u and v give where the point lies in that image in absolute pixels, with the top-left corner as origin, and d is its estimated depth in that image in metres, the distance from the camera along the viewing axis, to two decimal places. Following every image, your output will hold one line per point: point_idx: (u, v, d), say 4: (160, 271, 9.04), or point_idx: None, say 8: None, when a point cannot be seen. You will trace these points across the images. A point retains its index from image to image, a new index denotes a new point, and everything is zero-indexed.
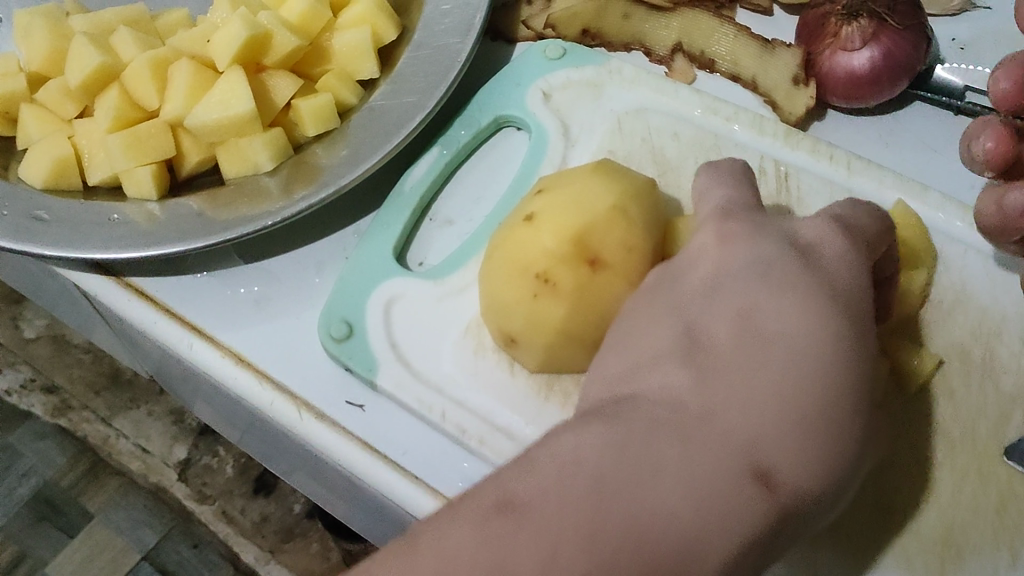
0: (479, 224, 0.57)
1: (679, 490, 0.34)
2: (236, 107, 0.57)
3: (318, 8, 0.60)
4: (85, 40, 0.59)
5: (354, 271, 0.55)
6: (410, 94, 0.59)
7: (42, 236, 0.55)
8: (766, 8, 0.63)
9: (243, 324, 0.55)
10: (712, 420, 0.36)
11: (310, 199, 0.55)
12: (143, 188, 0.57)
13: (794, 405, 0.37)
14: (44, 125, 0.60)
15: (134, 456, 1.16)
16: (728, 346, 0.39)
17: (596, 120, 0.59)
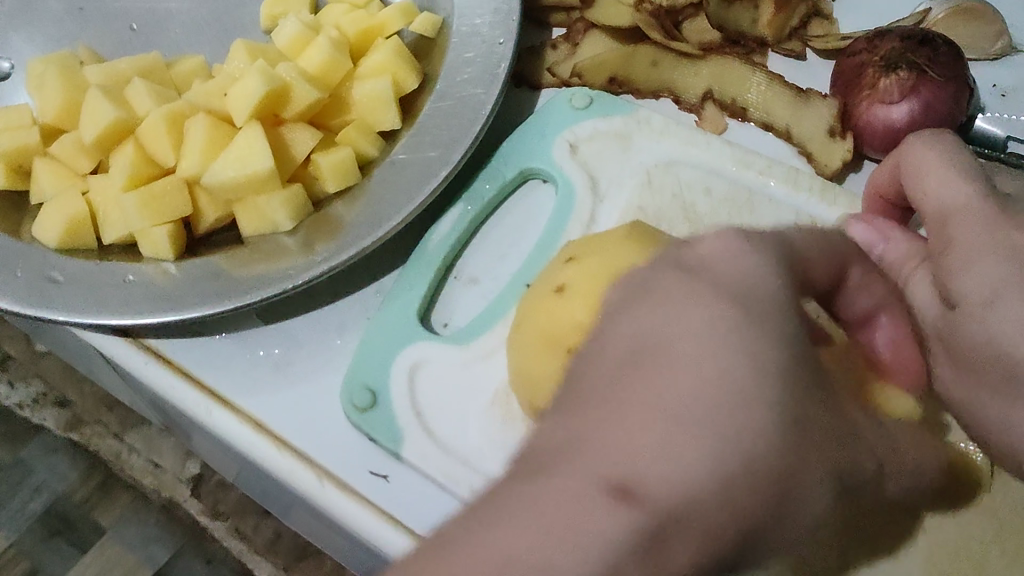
0: (506, 284, 0.56)
1: (531, 532, 0.26)
2: (254, 164, 0.55)
3: (337, 59, 0.58)
4: (100, 95, 0.58)
5: (379, 334, 0.54)
6: (433, 147, 0.57)
7: (57, 301, 0.53)
8: (800, 53, 0.62)
9: (264, 389, 0.54)
10: (569, 450, 0.28)
11: (332, 260, 0.53)
12: (159, 248, 0.56)
13: (675, 412, 0.28)
14: (57, 181, 0.59)
15: (146, 473, 1.11)
16: (599, 367, 0.31)
17: (624, 174, 0.58)
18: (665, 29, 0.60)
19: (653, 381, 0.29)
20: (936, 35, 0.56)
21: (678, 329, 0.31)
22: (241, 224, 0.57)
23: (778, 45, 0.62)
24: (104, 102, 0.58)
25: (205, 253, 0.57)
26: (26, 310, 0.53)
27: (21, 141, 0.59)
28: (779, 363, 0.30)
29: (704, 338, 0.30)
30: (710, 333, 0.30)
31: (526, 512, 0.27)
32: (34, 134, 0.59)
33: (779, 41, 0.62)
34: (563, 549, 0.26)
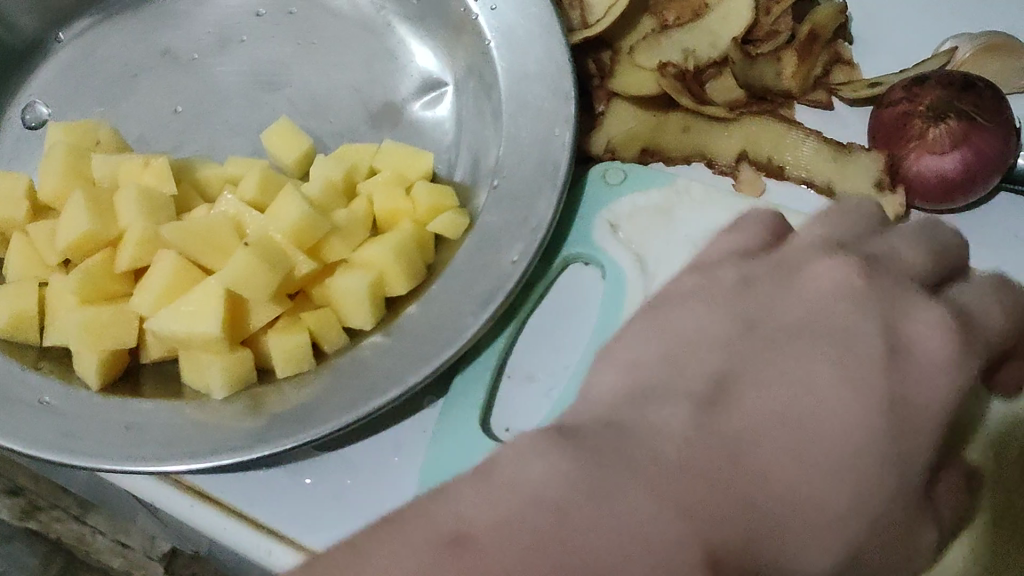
0: (566, 381, 0.53)
1: (651, 498, 0.30)
2: (201, 328, 0.50)
3: (314, 220, 0.53)
4: (81, 200, 0.54)
5: (440, 452, 0.51)
6: (497, 249, 0.53)
7: (55, 437, 0.49)
8: (828, 103, 0.60)
9: (326, 525, 0.50)
10: (744, 455, 0.33)
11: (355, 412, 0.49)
12: (86, 374, 0.52)
13: (815, 450, 0.33)
14: (27, 263, 0.56)
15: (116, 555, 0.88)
16: (773, 453, 0.33)
17: (672, 249, 0.55)
18: (693, 92, 0.59)
19: (673, 498, 0.31)
20: (978, 78, 0.54)
21: (815, 332, 0.38)
22: (183, 372, 0.54)
23: (803, 97, 0.60)
24: (99, 210, 0.54)
25: (140, 392, 0.53)
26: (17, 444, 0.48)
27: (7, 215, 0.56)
28: (889, 481, 0.34)
29: (840, 420, 0.34)
30: (856, 425, 0.34)
31: (592, 530, 0.29)
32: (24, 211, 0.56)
33: (804, 93, 0.60)
34: (641, 549, 0.29)
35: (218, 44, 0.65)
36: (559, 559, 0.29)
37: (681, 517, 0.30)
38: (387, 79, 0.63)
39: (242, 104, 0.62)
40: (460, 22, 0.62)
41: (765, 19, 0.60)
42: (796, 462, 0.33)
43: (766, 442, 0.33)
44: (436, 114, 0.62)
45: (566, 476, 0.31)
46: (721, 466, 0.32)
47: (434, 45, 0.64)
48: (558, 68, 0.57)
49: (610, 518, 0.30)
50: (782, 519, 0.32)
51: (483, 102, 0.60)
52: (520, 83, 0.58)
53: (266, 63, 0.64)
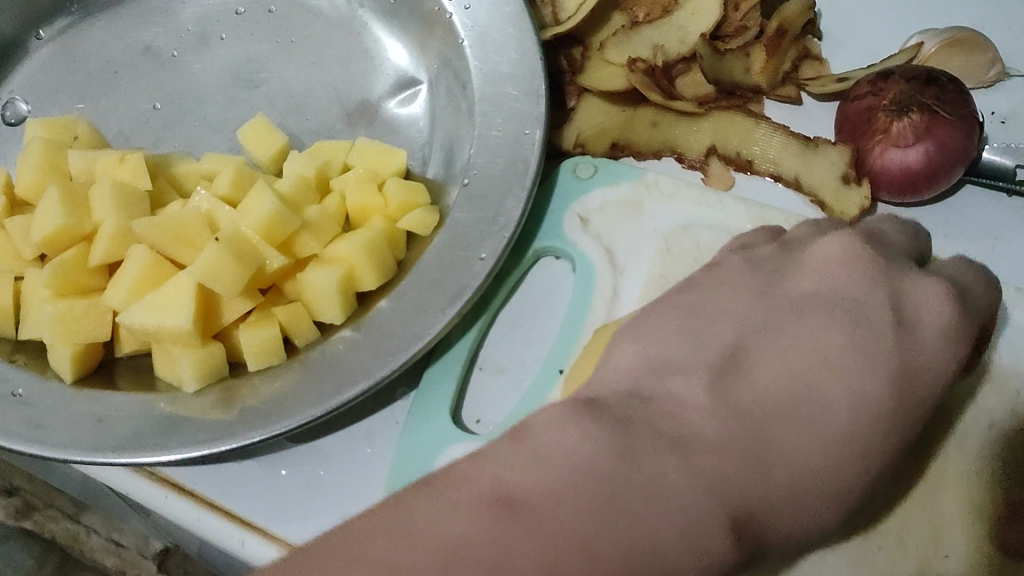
0: (537, 372, 0.54)
1: (680, 495, 0.36)
2: (172, 322, 0.51)
3: (283, 215, 0.53)
4: (56, 195, 0.55)
5: (412, 442, 0.52)
6: (469, 247, 0.54)
7: (27, 430, 0.50)
8: (796, 98, 0.61)
9: (301, 515, 0.51)
10: (764, 433, 0.40)
11: (327, 405, 0.50)
12: (61, 367, 0.53)
13: (825, 432, 0.40)
14: (3, 257, 0.57)
15: (110, 552, 0.90)
16: (769, 430, 0.40)
17: (642, 242, 0.56)
18: (663, 87, 0.59)
19: (698, 472, 0.37)
20: (941, 73, 0.55)
21: (819, 303, 0.45)
22: (155, 364, 0.54)
23: (772, 92, 0.61)
24: (73, 205, 0.55)
25: (111, 385, 0.54)
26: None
27: None
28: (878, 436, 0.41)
29: (844, 378, 0.41)
30: (869, 378, 0.42)
31: (645, 495, 0.36)
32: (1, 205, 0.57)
33: (773, 87, 0.61)
34: (666, 511, 0.35)
35: (197, 40, 0.66)
36: (592, 515, 0.34)
37: (705, 493, 0.36)
38: (363, 78, 0.64)
39: (219, 101, 0.63)
40: (434, 19, 0.62)
41: (734, 15, 0.61)
42: (817, 441, 0.40)
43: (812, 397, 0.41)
44: (410, 112, 0.63)
45: (607, 454, 0.37)
46: (737, 446, 0.39)
47: (408, 42, 0.65)
48: (531, 69, 0.58)
49: (666, 494, 0.36)
50: (791, 482, 0.39)
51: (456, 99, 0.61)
52: (493, 84, 0.58)
53: (244, 60, 0.65)
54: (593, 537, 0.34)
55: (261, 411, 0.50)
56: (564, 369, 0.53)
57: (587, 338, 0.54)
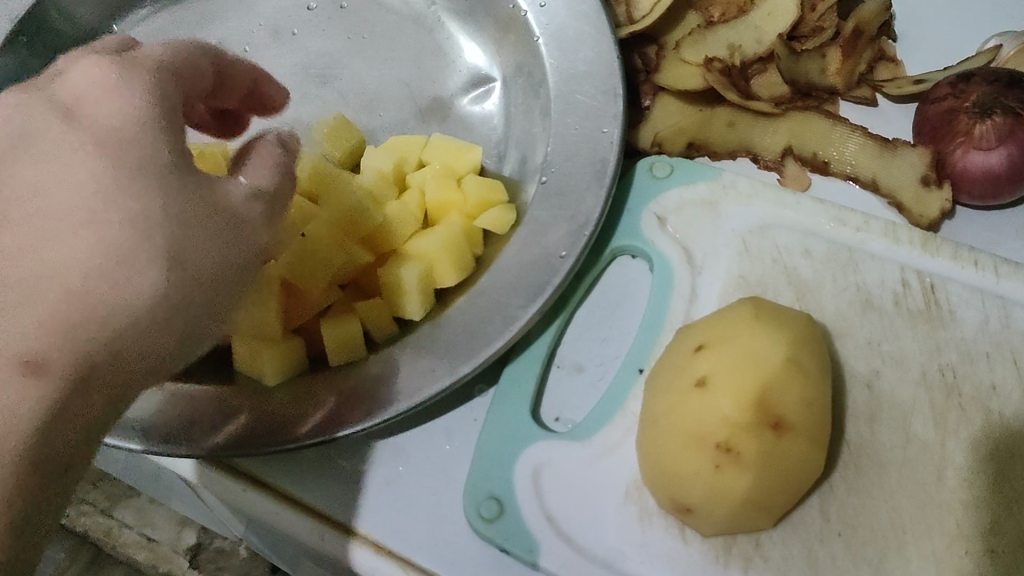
0: (616, 371, 0.54)
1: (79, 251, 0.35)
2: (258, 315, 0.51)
3: None
4: None
5: (493, 439, 0.52)
6: (548, 245, 0.54)
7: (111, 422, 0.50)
8: (872, 99, 0.60)
9: (382, 510, 0.51)
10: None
11: (414, 398, 0.50)
12: None
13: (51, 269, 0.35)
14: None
15: (142, 547, 1.00)
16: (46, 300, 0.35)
17: (720, 243, 0.56)
18: (739, 88, 0.59)
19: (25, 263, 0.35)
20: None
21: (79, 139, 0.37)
22: (234, 357, 0.55)
23: (848, 93, 0.61)
24: None
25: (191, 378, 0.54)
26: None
27: None
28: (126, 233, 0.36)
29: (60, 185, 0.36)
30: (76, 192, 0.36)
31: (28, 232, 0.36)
32: None
33: (849, 90, 0.60)
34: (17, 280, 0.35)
35: (273, 36, 0.66)
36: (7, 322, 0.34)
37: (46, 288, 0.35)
38: (435, 74, 0.64)
39: (294, 96, 0.64)
40: (512, 19, 0.63)
41: (811, 16, 0.60)
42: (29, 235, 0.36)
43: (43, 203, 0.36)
44: (485, 109, 0.63)
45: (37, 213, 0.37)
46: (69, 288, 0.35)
47: (486, 41, 0.65)
48: (610, 68, 0.58)
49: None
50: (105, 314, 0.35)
51: (531, 98, 0.61)
52: (569, 83, 0.59)
53: (320, 55, 0.65)
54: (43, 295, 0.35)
55: (346, 407, 0.51)
56: (644, 368, 0.53)
57: (668, 337, 0.54)
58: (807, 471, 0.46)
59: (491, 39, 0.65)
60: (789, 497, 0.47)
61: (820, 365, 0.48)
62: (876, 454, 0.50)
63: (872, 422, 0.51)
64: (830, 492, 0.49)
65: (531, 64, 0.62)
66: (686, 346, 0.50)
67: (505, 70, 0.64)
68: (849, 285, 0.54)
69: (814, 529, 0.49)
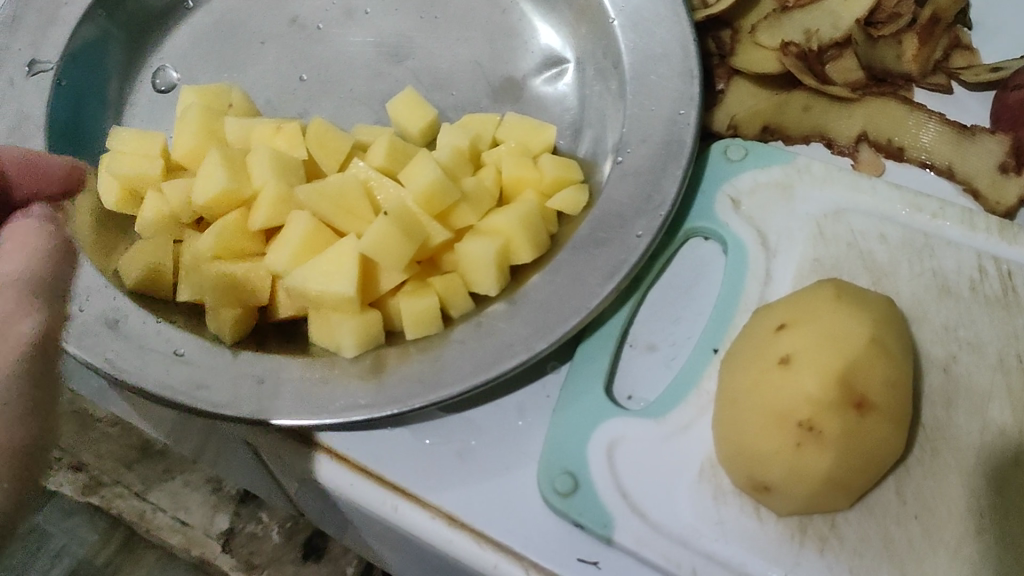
0: (690, 351, 0.54)
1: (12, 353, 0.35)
2: (338, 285, 0.52)
3: (446, 185, 0.54)
4: (217, 159, 0.56)
5: (567, 415, 0.52)
6: (623, 224, 0.54)
7: (188, 390, 0.50)
8: (947, 87, 0.60)
9: (454, 484, 0.51)
10: None
11: (494, 371, 0.50)
12: (221, 326, 0.54)
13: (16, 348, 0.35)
14: (160, 221, 0.58)
15: (175, 531, 0.94)
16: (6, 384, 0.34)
17: (794, 226, 0.56)
18: (815, 72, 0.59)
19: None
20: None
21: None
22: (310, 331, 0.55)
23: (923, 80, 0.61)
24: (234, 169, 0.56)
25: (267, 346, 0.55)
26: (155, 389, 0.50)
27: (143, 170, 0.58)
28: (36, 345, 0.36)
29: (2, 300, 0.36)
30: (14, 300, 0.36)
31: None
32: (158, 166, 0.58)
33: (924, 76, 0.60)
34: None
35: (345, 15, 0.67)
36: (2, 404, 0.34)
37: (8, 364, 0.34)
38: (509, 54, 0.64)
39: (367, 74, 0.64)
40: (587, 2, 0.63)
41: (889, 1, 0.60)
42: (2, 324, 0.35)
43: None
44: (557, 90, 0.63)
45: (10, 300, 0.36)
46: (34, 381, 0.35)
47: (559, 23, 0.65)
48: (687, 51, 0.58)
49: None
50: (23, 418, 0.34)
51: (605, 79, 0.62)
52: (645, 64, 0.59)
53: (392, 35, 0.65)
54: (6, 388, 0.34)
55: (421, 379, 0.51)
56: (719, 347, 0.53)
57: (743, 318, 0.54)
58: (887, 452, 0.47)
59: (564, 22, 0.65)
60: (868, 478, 0.47)
61: (899, 347, 0.48)
62: (952, 438, 0.50)
63: (949, 407, 0.51)
64: (906, 473, 0.49)
65: (605, 45, 0.62)
66: (766, 327, 0.50)
67: (579, 52, 0.64)
68: (925, 270, 0.54)
69: (891, 511, 0.48)
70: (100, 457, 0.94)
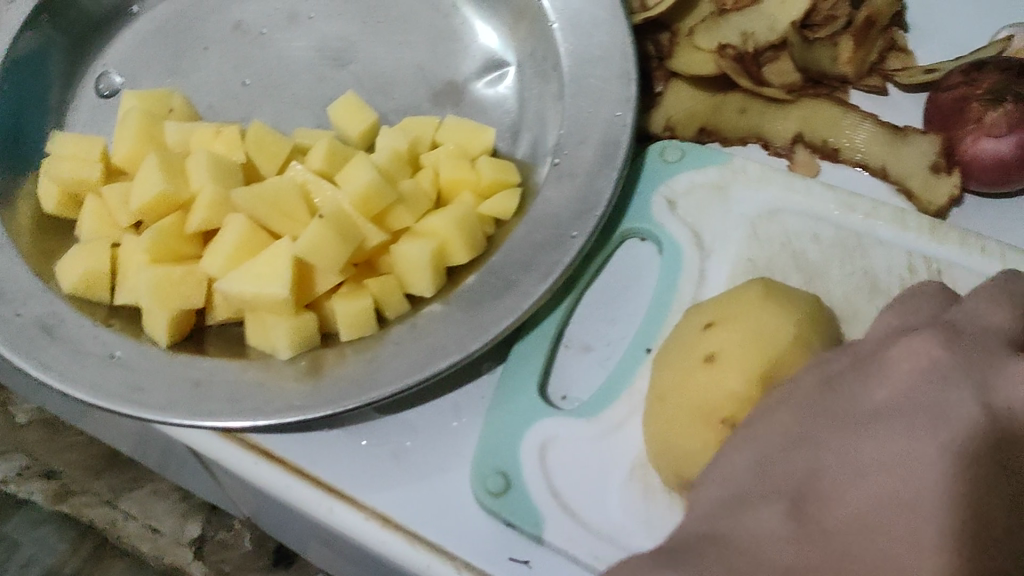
0: (624, 350, 0.55)
1: (856, 494, 0.37)
2: (271, 288, 0.52)
3: (381, 187, 0.54)
4: (154, 163, 0.56)
5: (501, 415, 0.53)
6: (559, 225, 0.55)
7: (123, 393, 0.50)
8: (882, 88, 0.61)
9: (389, 485, 0.51)
10: (817, 495, 0.39)
11: (427, 369, 0.50)
12: (156, 331, 0.54)
13: (871, 500, 0.37)
14: (98, 225, 0.58)
15: (145, 538, 0.96)
16: (819, 503, 0.39)
17: (729, 226, 0.57)
18: (752, 73, 0.60)
19: (781, 489, 0.40)
20: None
21: (879, 419, 0.40)
22: (247, 333, 0.55)
23: (859, 82, 0.61)
24: (172, 173, 0.57)
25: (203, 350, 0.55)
26: (89, 392, 0.50)
27: (83, 175, 0.58)
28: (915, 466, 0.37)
29: (864, 462, 0.38)
30: (829, 453, 0.40)
31: (751, 547, 0.39)
32: (97, 170, 0.58)
33: (860, 78, 0.61)
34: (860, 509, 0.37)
35: (289, 19, 0.67)
36: (837, 522, 0.37)
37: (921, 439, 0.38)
38: (450, 57, 0.65)
39: (310, 78, 0.64)
40: (527, 6, 0.63)
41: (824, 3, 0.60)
42: (882, 475, 0.38)
43: (823, 505, 0.38)
44: (498, 92, 0.64)
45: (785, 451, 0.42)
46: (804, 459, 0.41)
47: (500, 26, 0.66)
48: (624, 54, 0.58)
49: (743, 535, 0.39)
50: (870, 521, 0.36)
51: (545, 81, 0.62)
52: (583, 67, 0.59)
53: (335, 39, 0.66)
54: (893, 509, 0.36)
55: (353, 380, 0.51)
56: (651, 347, 0.54)
57: (676, 318, 0.54)
58: None
59: (506, 25, 0.65)
60: None
61: (826, 345, 0.49)
62: None
63: None
64: None
65: (544, 47, 0.62)
66: (695, 326, 0.51)
67: (520, 55, 0.65)
68: (856, 269, 0.55)
69: None
70: (71, 464, 0.98)
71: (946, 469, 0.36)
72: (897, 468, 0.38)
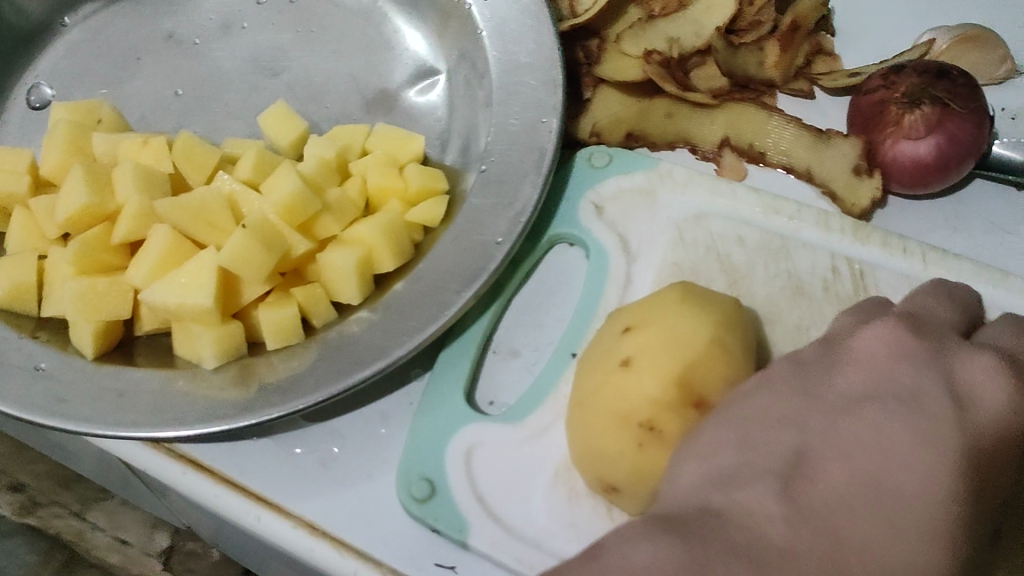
0: (550, 355, 0.55)
1: (833, 472, 0.36)
2: (194, 297, 0.52)
3: (305, 196, 0.54)
4: (79, 175, 0.56)
5: (428, 421, 0.53)
6: (484, 232, 0.55)
7: (47, 405, 0.50)
8: (808, 93, 0.62)
9: (315, 492, 0.51)
10: (800, 470, 0.36)
11: (348, 377, 0.50)
12: (82, 342, 0.53)
13: (851, 474, 0.36)
14: (26, 238, 0.58)
15: (113, 550, 0.96)
16: (811, 477, 0.36)
17: (655, 231, 0.57)
18: (677, 80, 0.60)
19: (749, 463, 0.37)
20: (952, 66, 0.56)
21: (852, 408, 0.39)
22: (176, 343, 0.55)
23: (785, 86, 0.62)
24: (97, 184, 0.56)
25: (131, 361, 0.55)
26: (12, 405, 0.50)
27: (9, 188, 0.58)
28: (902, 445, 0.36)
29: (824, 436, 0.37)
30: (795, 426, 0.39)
31: (739, 520, 0.34)
32: (24, 184, 0.58)
33: (786, 82, 0.62)
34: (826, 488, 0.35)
35: (221, 29, 0.67)
36: (818, 500, 0.35)
37: (891, 422, 0.37)
38: (381, 65, 0.65)
39: (242, 87, 0.64)
40: (455, 14, 0.64)
41: (748, 10, 0.61)
42: (854, 448, 0.36)
43: (808, 480, 0.36)
44: (429, 99, 0.64)
45: (767, 434, 0.39)
46: (791, 451, 0.38)
47: (431, 34, 0.66)
48: (550, 60, 0.59)
49: (741, 513, 0.35)
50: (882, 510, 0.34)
51: (474, 89, 0.62)
52: (510, 74, 0.60)
53: (266, 48, 0.66)
54: (855, 475, 0.35)
55: (277, 388, 0.51)
56: (577, 351, 0.54)
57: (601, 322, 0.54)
58: None
59: (437, 32, 0.66)
60: None
61: (744, 346, 0.49)
62: None
63: None
64: None
65: (474, 55, 0.63)
66: (614, 330, 0.51)
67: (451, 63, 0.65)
68: (780, 271, 0.55)
69: None
70: (37, 477, 0.97)
71: (933, 462, 0.36)
72: (898, 453, 0.36)
